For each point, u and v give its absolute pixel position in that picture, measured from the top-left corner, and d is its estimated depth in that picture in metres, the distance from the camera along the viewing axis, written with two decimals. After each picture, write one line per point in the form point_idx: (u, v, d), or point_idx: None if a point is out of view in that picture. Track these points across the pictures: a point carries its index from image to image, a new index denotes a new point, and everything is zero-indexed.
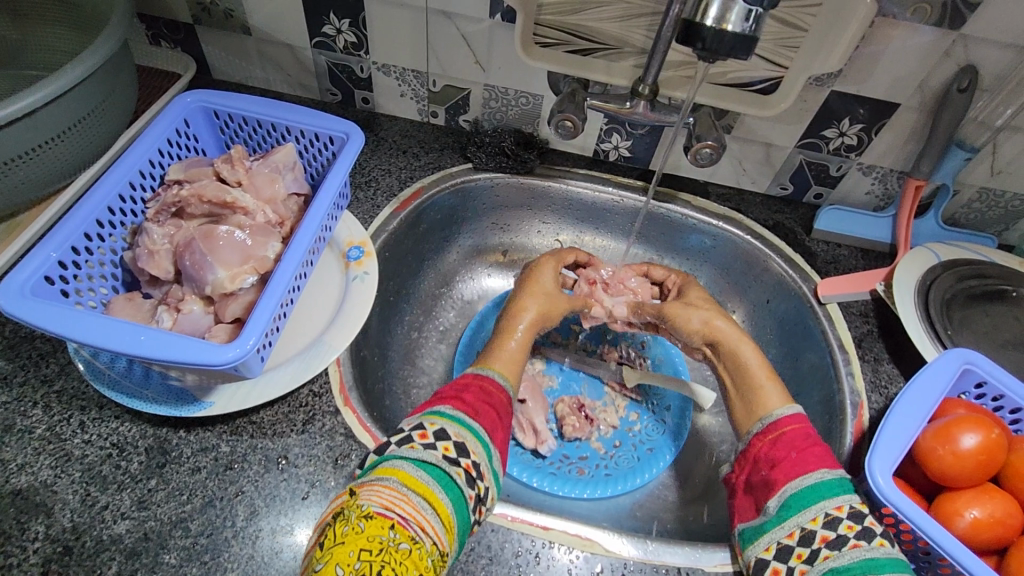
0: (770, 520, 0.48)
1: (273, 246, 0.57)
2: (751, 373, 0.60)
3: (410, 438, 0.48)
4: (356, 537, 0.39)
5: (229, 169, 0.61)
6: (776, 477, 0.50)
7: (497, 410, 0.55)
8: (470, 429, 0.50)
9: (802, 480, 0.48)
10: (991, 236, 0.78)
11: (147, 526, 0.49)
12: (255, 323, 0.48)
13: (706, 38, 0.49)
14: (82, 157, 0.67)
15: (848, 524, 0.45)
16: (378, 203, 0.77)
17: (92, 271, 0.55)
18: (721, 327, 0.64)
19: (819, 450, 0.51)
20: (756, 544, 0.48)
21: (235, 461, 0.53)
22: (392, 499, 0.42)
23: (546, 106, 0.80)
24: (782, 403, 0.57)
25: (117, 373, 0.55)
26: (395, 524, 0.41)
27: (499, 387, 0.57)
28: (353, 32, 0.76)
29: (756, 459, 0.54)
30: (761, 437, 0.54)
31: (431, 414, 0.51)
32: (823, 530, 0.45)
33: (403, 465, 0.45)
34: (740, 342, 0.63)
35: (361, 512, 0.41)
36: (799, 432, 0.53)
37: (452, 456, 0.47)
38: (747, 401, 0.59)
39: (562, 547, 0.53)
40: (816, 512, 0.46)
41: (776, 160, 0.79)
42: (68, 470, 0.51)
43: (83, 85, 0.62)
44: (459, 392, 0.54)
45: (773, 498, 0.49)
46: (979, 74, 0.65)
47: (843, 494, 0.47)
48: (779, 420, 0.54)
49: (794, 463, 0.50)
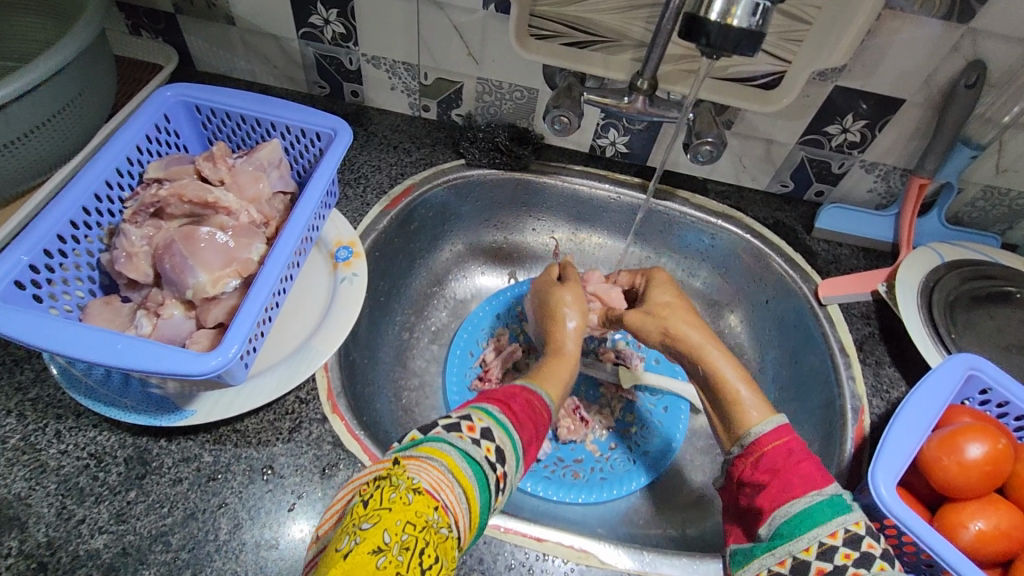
0: (760, 547, 0.46)
1: (257, 248, 0.55)
2: (723, 384, 0.56)
3: (457, 427, 0.45)
4: (404, 508, 0.36)
5: (211, 167, 0.59)
6: (763, 503, 0.48)
7: (537, 427, 0.51)
8: (511, 438, 0.47)
9: (792, 504, 0.46)
10: (994, 236, 0.77)
11: (126, 540, 0.47)
12: (237, 330, 0.46)
13: (710, 33, 0.47)
14: (57, 153, 0.64)
15: (844, 552, 0.42)
16: (369, 201, 0.75)
17: (67, 274, 0.53)
18: (688, 333, 0.60)
19: (806, 469, 0.48)
20: (745, 569, 0.46)
21: (218, 472, 0.52)
22: (439, 481, 0.39)
23: (541, 100, 0.78)
24: (763, 417, 0.53)
25: (95, 380, 0.53)
26: (440, 506, 0.38)
27: (543, 405, 0.54)
28: (342, 22, 0.73)
29: (740, 481, 0.51)
30: (742, 458, 0.51)
31: (478, 409, 0.48)
32: (818, 561, 0.43)
33: (450, 450, 0.42)
34: (707, 344, 0.59)
35: (411, 484, 0.38)
36: (779, 450, 0.50)
37: (492, 459, 0.44)
38: (727, 417, 0.56)
39: (556, 559, 0.51)
40: (809, 540, 0.44)
41: (776, 157, 0.77)
42: (43, 482, 0.49)
43: (56, 79, 0.59)
44: (507, 397, 0.51)
45: (763, 525, 0.47)
46: (987, 69, 0.63)
47: (838, 517, 0.44)
48: (758, 440, 0.51)
49: (780, 487, 0.47)
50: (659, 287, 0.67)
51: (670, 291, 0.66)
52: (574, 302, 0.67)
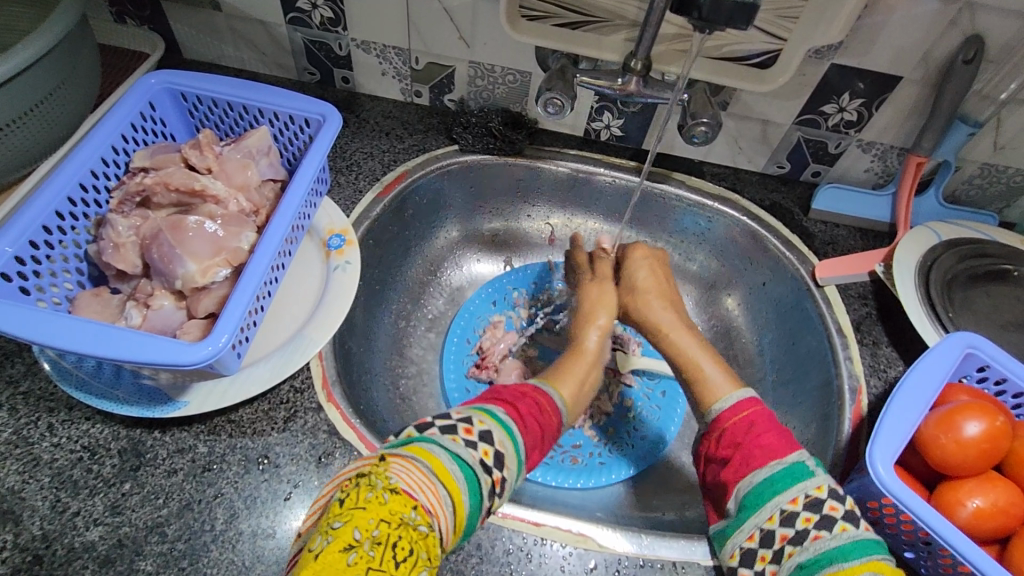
0: (730, 523, 0.46)
1: (247, 237, 0.54)
2: (692, 364, 0.58)
3: (455, 429, 0.44)
4: (378, 507, 0.36)
5: (198, 155, 0.57)
6: (728, 477, 0.48)
7: (543, 431, 0.51)
8: (514, 442, 0.46)
9: (755, 475, 0.46)
10: (992, 214, 0.76)
11: (122, 532, 0.47)
12: (227, 319, 0.46)
13: (703, 7, 0.46)
14: (40, 144, 0.63)
15: (806, 517, 0.43)
16: (361, 187, 0.74)
17: (55, 266, 0.52)
18: (657, 315, 0.63)
19: (766, 438, 0.48)
20: (723, 550, 0.46)
21: (213, 462, 0.51)
22: (420, 483, 0.39)
23: (534, 83, 0.77)
24: (728, 391, 0.54)
25: (87, 373, 0.52)
26: (419, 506, 0.38)
27: (553, 406, 0.53)
28: (330, 6, 0.72)
29: (708, 459, 0.51)
30: (706, 437, 0.52)
31: (482, 411, 0.47)
32: (782, 528, 0.43)
33: (438, 452, 0.42)
34: (674, 329, 0.62)
35: (388, 484, 0.38)
36: (739, 424, 0.50)
37: (488, 464, 0.44)
38: (694, 395, 0.57)
39: (555, 543, 0.51)
40: (771, 509, 0.44)
41: (773, 137, 0.76)
42: (37, 475, 0.49)
43: (37, 67, 0.58)
44: (514, 397, 0.51)
45: (730, 499, 0.47)
46: (986, 44, 0.62)
47: (797, 483, 0.45)
48: (718, 417, 0.52)
49: (742, 459, 0.48)
50: (635, 262, 0.68)
51: (646, 270, 0.67)
52: (604, 300, 0.65)
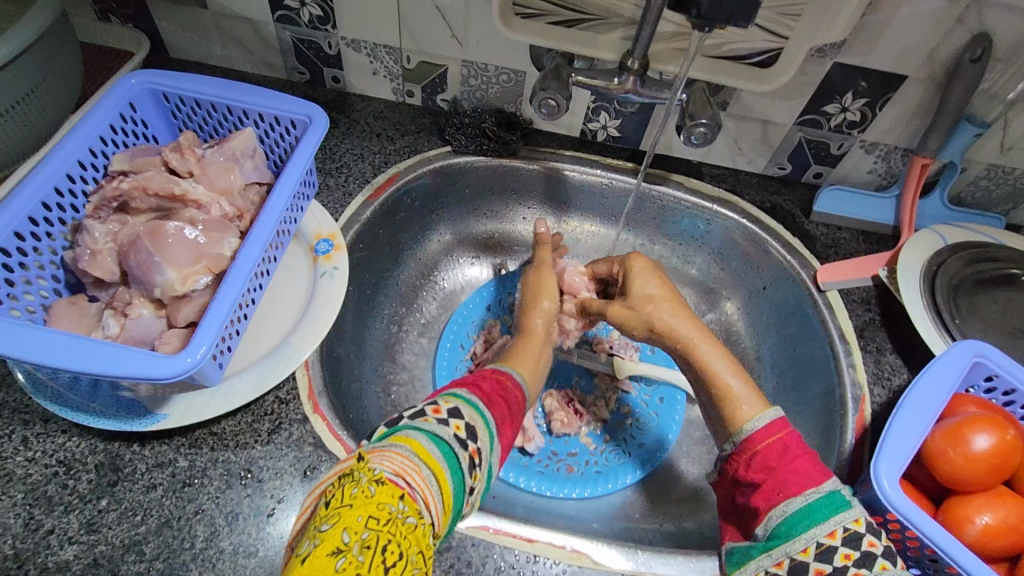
0: (757, 547, 0.45)
1: (229, 242, 0.52)
2: (714, 379, 0.54)
3: (423, 412, 0.45)
4: (366, 502, 0.35)
5: (179, 158, 0.56)
6: (759, 502, 0.46)
7: (510, 406, 0.52)
8: (482, 416, 0.48)
9: (789, 505, 0.44)
10: (998, 216, 0.74)
11: (98, 550, 0.45)
12: (206, 329, 0.44)
13: (702, 4, 0.44)
14: (18, 147, 0.61)
15: (844, 553, 0.41)
16: (351, 190, 0.72)
17: (28, 274, 0.50)
18: (676, 326, 0.58)
19: (801, 465, 0.46)
20: (744, 571, 0.45)
21: (194, 477, 0.49)
22: (404, 467, 0.38)
23: (528, 83, 0.75)
24: (757, 412, 0.51)
25: (62, 385, 0.50)
26: (406, 494, 0.37)
27: (514, 384, 0.55)
28: (318, 4, 0.70)
29: (736, 478, 0.49)
30: (735, 457, 0.49)
31: (446, 393, 0.48)
32: (817, 563, 0.41)
33: (417, 435, 0.42)
34: (697, 338, 0.57)
35: (372, 476, 0.37)
36: (773, 448, 0.47)
37: (462, 437, 0.44)
38: (719, 413, 0.53)
39: (548, 560, 0.49)
40: (807, 541, 0.42)
41: (773, 138, 0.74)
42: (10, 491, 0.47)
43: (12, 67, 0.56)
44: (477, 379, 0.53)
45: (760, 525, 0.46)
46: (994, 42, 0.60)
47: (835, 516, 0.42)
48: (750, 437, 0.49)
49: (775, 487, 0.45)
50: (641, 273, 0.63)
51: (656, 281, 0.62)
52: (543, 287, 0.70)
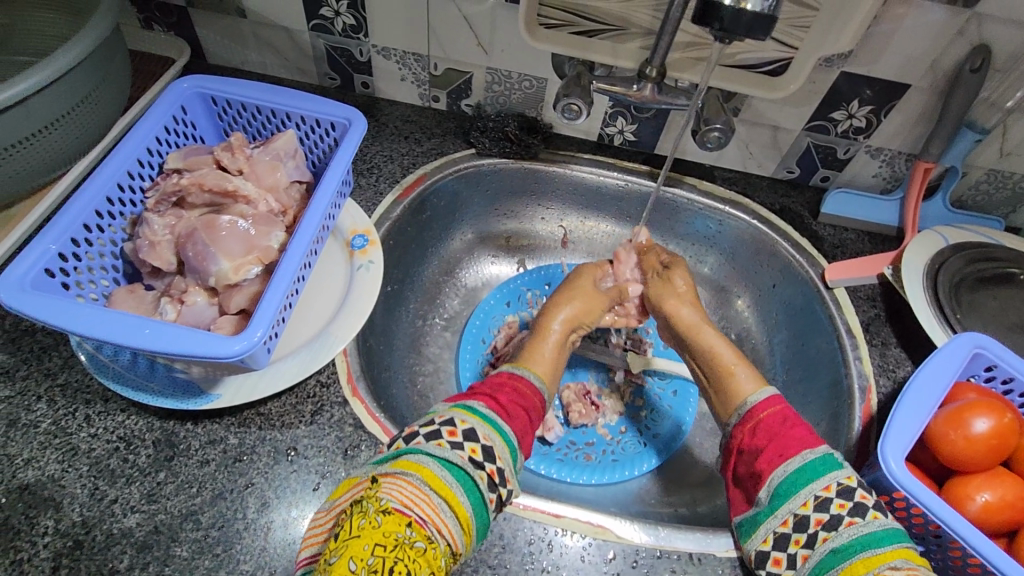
0: (763, 511, 0.49)
1: (276, 236, 0.56)
2: (720, 358, 0.61)
3: (438, 434, 0.47)
4: (373, 531, 0.39)
5: (229, 157, 0.59)
6: (762, 467, 0.51)
7: (527, 415, 0.55)
8: (500, 433, 0.50)
9: (788, 465, 0.50)
10: (998, 219, 0.78)
11: (158, 519, 0.49)
12: (260, 315, 0.47)
13: (724, 17, 0.48)
14: (75, 146, 0.65)
15: (839, 502, 0.46)
16: (382, 190, 0.76)
17: (92, 263, 0.54)
18: (684, 314, 0.67)
19: (798, 431, 0.52)
20: (754, 537, 0.50)
21: (244, 453, 0.53)
22: (413, 497, 0.41)
23: (550, 89, 0.79)
24: (758, 387, 0.58)
25: (123, 366, 0.54)
26: (412, 522, 0.40)
27: (532, 390, 0.57)
28: (352, 13, 0.74)
29: (740, 449, 0.55)
30: (741, 427, 0.55)
31: (463, 409, 0.50)
32: (816, 513, 0.47)
33: (428, 462, 0.45)
34: (701, 326, 0.65)
35: (380, 506, 0.40)
36: (774, 416, 0.54)
37: (478, 459, 0.47)
38: (723, 388, 0.60)
39: (575, 534, 0.53)
40: (806, 496, 0.48)
41: (783, 143, 0.78)
42: (75, 464, 0.51)
43: (74, 73, 0.60)
44: (493, 390, 0.55)
45: (762, 489, 0.50)
46: (992, 53, 0.64)
47: (829, 473, 0.48)
48: (753, 408, 0.55)
49: (777, 450, 0.51)
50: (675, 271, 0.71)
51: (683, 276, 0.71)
52: (582, 296, 0.69)
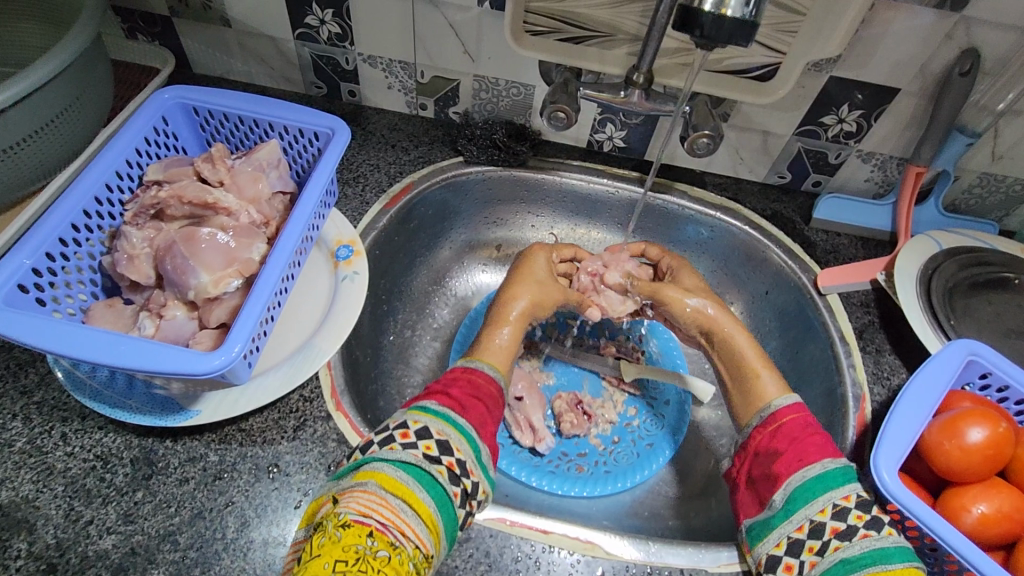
0: (777, 515, 0.49)
1: (258, 248, 0.55)
2: (746, 359, 0.62)
3: (392, 438, 0.47)
4: (333, 547, 0.39)
5: (210, 168, 0.59)
6: (779, 470, 0.51)
7: (485, 404, 0.54)
8: (455, 425, 0.50)
9: (807, 470, 0.49)
10: (992, 222, 0.77)
11: (135, 540, 0.48)
12: (239, 329, 0.46)
13: (705, 24, 0.47)
14: (55, 159, 0.65)
15: (857, 514, 0.46)
16: (368, 200, 0.75)
17: (70, 277, 0.53)
18: (706, 311, 0.66)
19: (818, 439, 0.52)
20: (766, 541, 0.48)
21: (224, 471, 0.52)
22: (369, 505, 0.42)
23: (537, 96, 0.78)
24: (781, 393, 0.58)
25: (100, 383, 0.53)
26: (373, 530, 0.40)
27: (486, 379, 0.57)
28: (338, 22, 0.73)
29: (757, 451, 0.55)
30: (761, 429, 0.56)
31: (416, 410, 0.50)
32: (833, 521, 0.46)
33: (383, 467, 0.45)
34: (734, 329, 0.64)
35: (338, 521, 0.41)
36: (796, 421, 0.54)
37: (434, 454, 0.47)
38: (744, 388, 0.61)
39: (563, 551, 0.51)
40: (824, 502, 0.47)
41: (773, 148, 0.78)
42: (50, 484, 0.49)
43: (52, 85, 0.59)
44: (446, 386, 0.54)
45: (778, 491, 0.50)
46: (982, 57, 0.63)
47: (849, 484, 0.48)
48: (778, 411, 0.56)
49: (796, 455, 0.51)
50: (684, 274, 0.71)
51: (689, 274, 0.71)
52: (520, 285, 0.67)
